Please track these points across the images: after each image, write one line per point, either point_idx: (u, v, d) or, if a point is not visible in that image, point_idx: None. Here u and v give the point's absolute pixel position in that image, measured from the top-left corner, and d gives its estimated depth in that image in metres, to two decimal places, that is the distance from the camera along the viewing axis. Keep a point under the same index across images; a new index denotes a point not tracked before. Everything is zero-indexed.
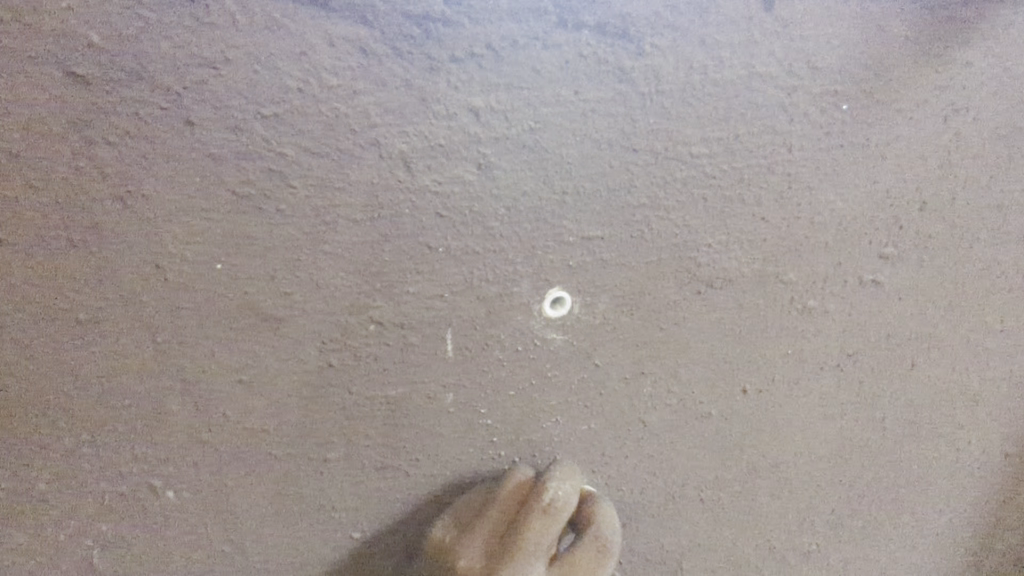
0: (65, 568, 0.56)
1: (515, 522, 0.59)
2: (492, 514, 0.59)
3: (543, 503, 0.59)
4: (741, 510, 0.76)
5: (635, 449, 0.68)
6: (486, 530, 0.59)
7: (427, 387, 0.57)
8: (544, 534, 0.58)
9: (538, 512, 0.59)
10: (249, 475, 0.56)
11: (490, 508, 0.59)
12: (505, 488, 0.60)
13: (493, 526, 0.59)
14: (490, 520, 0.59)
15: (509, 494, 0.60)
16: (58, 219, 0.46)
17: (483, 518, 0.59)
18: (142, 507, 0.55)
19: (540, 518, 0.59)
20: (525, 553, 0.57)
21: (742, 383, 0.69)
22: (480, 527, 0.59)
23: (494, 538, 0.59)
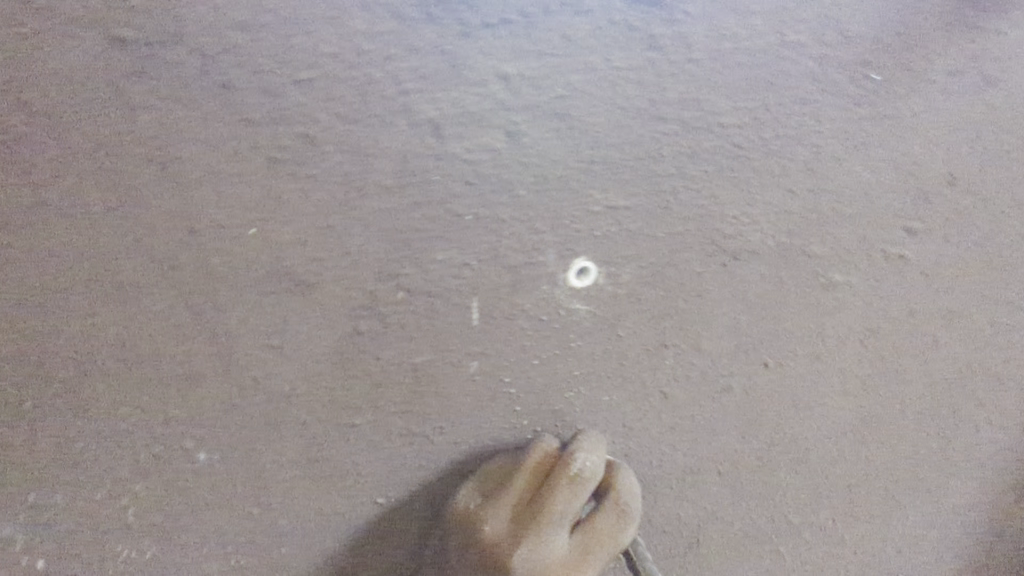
0: (96, 528, 0.57)
1: (538, 493, 0.61)
2: (517, 486, 0.61)
3: (566, 476, 0.61)
4: (759, 483, 0.77)
5: (655, 420, 0.68)
6: (510, 501, 0.61)
7: (453, 355, 0.58)
8: (567, 506, 0.61)
9: (561, 485, 0.61)
10: (278, 440, 0.57)
11: (515, 480, 0.61)
12: (529, 461, 0.61)
13: (517, 497, 0.61)
14: (514, 492, 0.61)
15: (533, 465, 0.61)
16: (91, 178, 0.46)
17: (507, 489, 0.61)
18: (174, 468, 0.56)
19: (563, 491, 0.61)
20: (548, 524, 0.60)
21: (763, 357, 0.69)
22: (504, 498, 0.60)
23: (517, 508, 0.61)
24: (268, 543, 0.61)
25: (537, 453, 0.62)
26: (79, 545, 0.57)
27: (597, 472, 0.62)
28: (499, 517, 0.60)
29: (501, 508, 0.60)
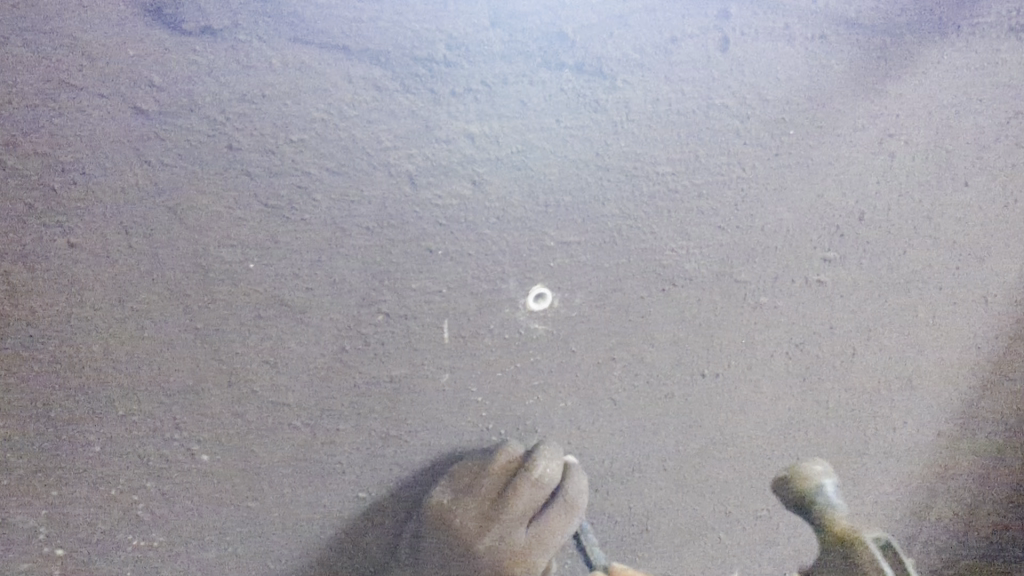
0: (110, 523, 0.64)
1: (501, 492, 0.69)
2: (484, 486, 0.69)
3: (527, 479, 0.69)
4: (699, 476, 0.87)
5: (605, 422, 0.78)
6: (478, 499, 0.69)
7: (426, 369, 0.67)
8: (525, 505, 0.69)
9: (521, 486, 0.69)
10: (273, 442, 0.65)
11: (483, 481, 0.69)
12: (496, 463, 0.70)
13: (485, 495, 0.69)
14: (482, 491, 0.69)
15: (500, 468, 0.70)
16: (110, 223, 0.53)
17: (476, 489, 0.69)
18: (181, 469, 0.64)
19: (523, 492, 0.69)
20: (509, 518, 0.69)
21: (700, 367, 0.79)
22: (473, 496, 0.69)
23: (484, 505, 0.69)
24: (263, 533, 0.69)
25: (503, 457, 0.70)
26: (93, 540, 0.64)
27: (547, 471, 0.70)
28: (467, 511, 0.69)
29: (470, 504, 0.69)
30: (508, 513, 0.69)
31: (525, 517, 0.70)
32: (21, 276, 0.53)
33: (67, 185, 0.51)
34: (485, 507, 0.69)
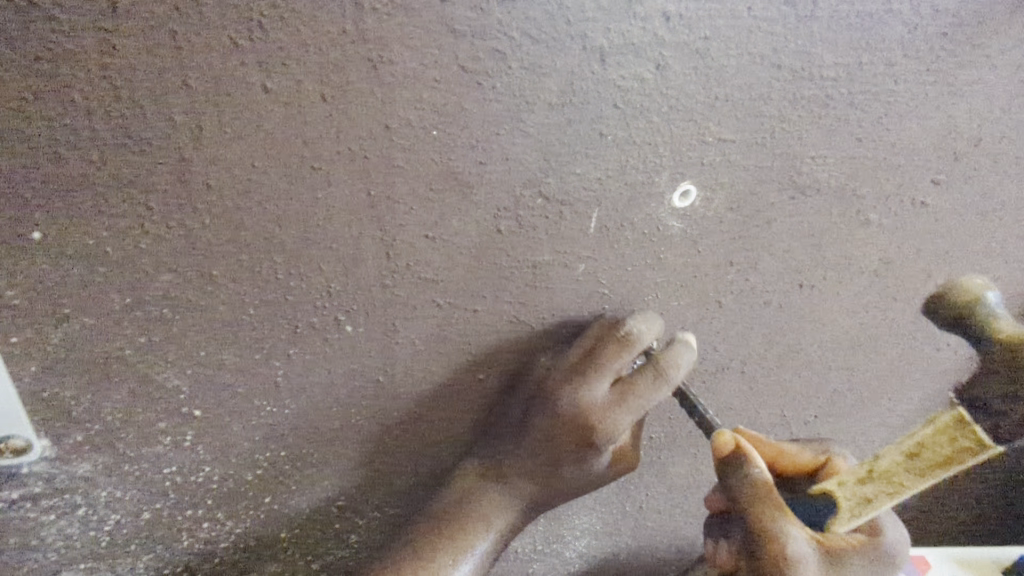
0: (247, 386, 0.63)
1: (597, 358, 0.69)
2: (604, 370, 0.68)
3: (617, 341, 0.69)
4: (769, 379, 0.93)
5: (707, 323, 0.81)
6: (596, 384, 0.69)
7: (566, 257, 0.67)
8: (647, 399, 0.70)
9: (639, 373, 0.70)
10: (413, 319, 0.65)
11: (600, 362, 0.68)
12: (612, 348, 0.69)
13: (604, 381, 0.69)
14: (600, 373, 0.69)
15: (619, 354, 0.69)
16: (310, 71, 0.49)
17: (593, 371, 0.68)
18: (324, 337, 0.63)
19: (642, 383, 0.70)
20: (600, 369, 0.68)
21: (800, 278, 0.82)
22: (590, 378, 0.68)
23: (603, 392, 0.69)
24: (386, 407, 0.71)
25: (620, 342, 0.69)
26: (230, 404, 0.64)
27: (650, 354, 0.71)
28: (587, 396, 0.68)
29: (589, 389, 0.68)
30: (631, 405, 0.69)
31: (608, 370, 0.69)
32: (212, 117, 0.49)
33: (278, 22, 0.47)
34: (603, 394, 0.69)
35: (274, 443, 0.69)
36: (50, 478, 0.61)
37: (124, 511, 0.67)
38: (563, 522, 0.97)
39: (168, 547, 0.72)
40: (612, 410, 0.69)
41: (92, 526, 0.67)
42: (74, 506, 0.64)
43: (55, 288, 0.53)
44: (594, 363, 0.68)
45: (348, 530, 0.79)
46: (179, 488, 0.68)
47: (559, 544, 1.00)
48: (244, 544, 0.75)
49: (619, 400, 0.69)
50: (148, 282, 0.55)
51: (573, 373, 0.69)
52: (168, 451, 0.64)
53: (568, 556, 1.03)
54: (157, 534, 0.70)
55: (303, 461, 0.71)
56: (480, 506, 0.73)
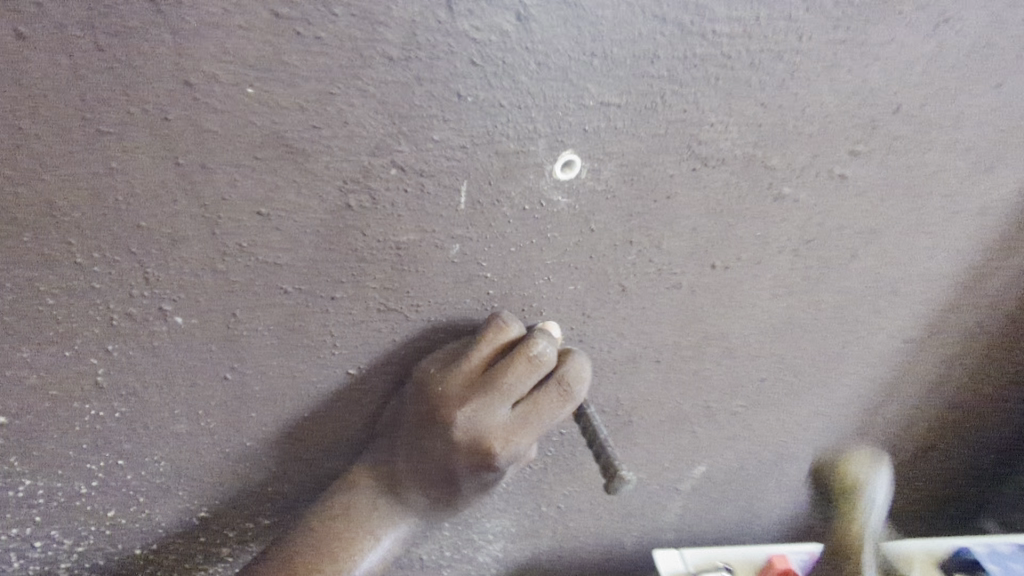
0: (63, 388, 0.56)
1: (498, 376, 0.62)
2: (507, 391, 0.62)
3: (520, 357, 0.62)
4: (687, 367, 0.87)
5: (611, 309, 0.75)
6: (497, 404, 0.62)
7: (436, 237, 0.60)
8: (551, 419, 0.64)
9: (544, 391, 0.63)
10: (258, 308, 0.58)
11: (503, 380, 0.61)
12: (517, 369, 0.62)
13: (506, 402, 0.62)
14: (503, 393, 0.62)
15: (526, 375, 0.62)
16: (75, 15, 0.41)
17: (494, 391, 0.61)
18: (149, 331, 0.55)
19: (547, 403, 0.63)
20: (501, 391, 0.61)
21: (712, 259, 0.76)
22: (491, 399, 0.61)
23: (504, 412, 0.62)
24: (242, 406, 0.64)
25: (527, 361, 0.62)
26: (42, 409, 0.56)
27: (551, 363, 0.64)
28: (484, 418, 0.61)
29: (488, 409, 0.61)
30: (533, 426, 0.63)
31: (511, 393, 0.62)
32: None
33: None
34: (505, 415, 0.62)
35: (109, 451, 0.61)
36: None
37: None
38: (473, 525, 0.91)
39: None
40: (513, 434, 0.62)
41: None
42: None
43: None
44: (495, 382, 0.61)
45: (219, 537, 0.73)
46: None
47: (471, 550, 0.94)
48: (90, 562, 0.68)
49: (520, 421, 0.62)
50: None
51: (470, 391, 0.62)
52: None
53: (483, 562, 0.96)
54: None
55: (150, 469, 0.64)
56: (362, 524, 0.66)
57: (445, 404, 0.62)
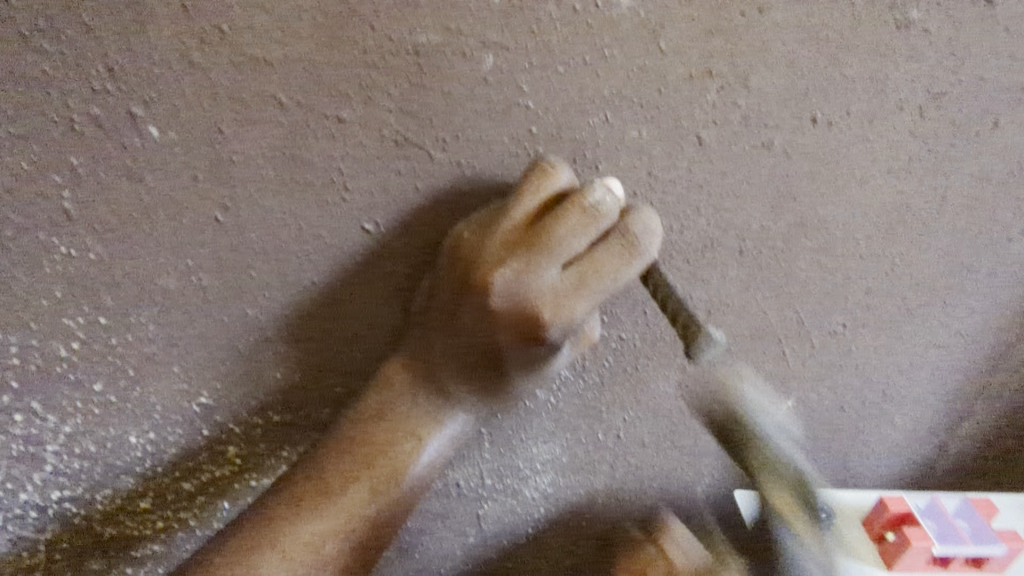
0: (30, 212, 0.48)
1: (540, 232, 0.47)
2: (555, 247, 0.47)
3: (571, 206, 0.47)
4: (776, 266, 0.72)
5: (684, 173, 0.61)
6: (542, 265, 0.47)
7: (462, 43, 0.49)
8: (615, 282, 0.48)
9: (604, 246, 0.48)
10: (249, 124, 0.48)
11: (548, 235, 0.47)
12: (568, 220, 0.47)
13: (553, 262, 0.48)
14: (550, 251, 0.47)
15: (580, 229, 0.47)
16: None
17: (538, 249, 0.47)
18: (122, 143, 0.47)
19: (609, 261, 0.47)
20: (545, 249, 0.47)
21: (813, 110, 0.61)
22: (534, 259, 0.47)
23: (552, 274, 0.48)
24: (239, 263, 0.54)
25: (582, 210, 0.47)
26: (11, 239, 0.49)
27: (614, 216, 0.48)
28: (525, 283, 0.48)
29: (531, 272, 0.47)
30: (591, 290, 0.47)
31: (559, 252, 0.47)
32: None
33: None
34: (553, 279, 0.48)
35: (89, 303, 0.53)
36: None
37: None
38: (519, 450, 0.79)
39: None
40: (564, 301, 0.48)
41: None
42: None
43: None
44: (540, 239, 0.47)
45: (224, 441, 0.63)
46: None
47: (516, 481, 0.82)
48: (80, 449, 0.60)
49: (573, 285, 0.48)
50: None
51: (509, 252, 0.48)
52: None
53: (531, 498, 0.84)
54: None
55: (138, 335, 0.56)
56: (396, 425, 0.55)
57: (477, 267, 0.49)
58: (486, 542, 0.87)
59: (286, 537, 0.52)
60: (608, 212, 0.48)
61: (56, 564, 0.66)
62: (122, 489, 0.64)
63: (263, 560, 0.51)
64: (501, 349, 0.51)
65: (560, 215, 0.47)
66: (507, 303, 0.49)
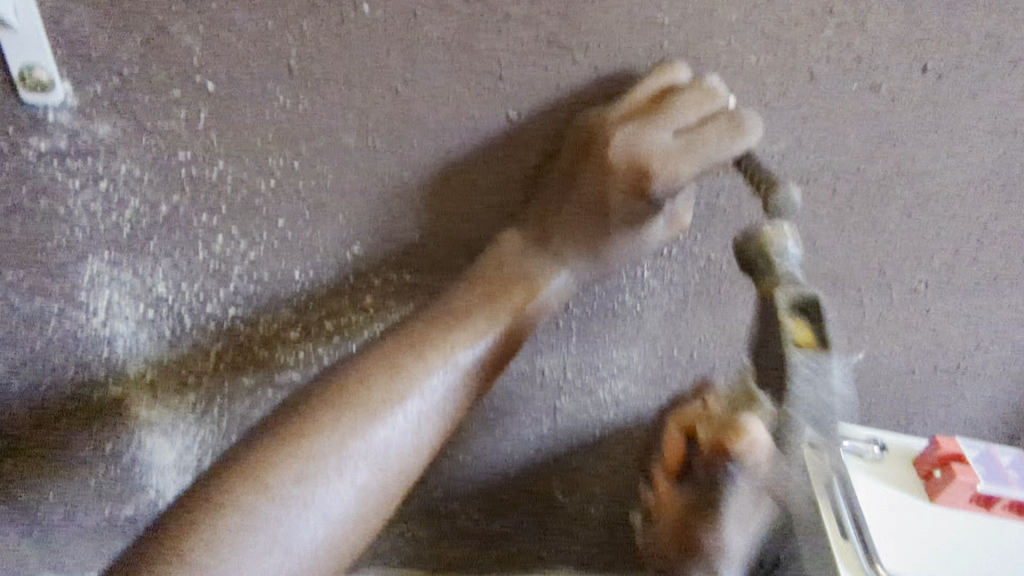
0: (262, 64, 0.62)
1: (662, 103, 0.60)
2: (672, 115, 0.59)
3: (689, 87, 0.60)
4: (867, 213, 0.77)
5: (792, 104, 0.68)
6: (659, 127, 0.59)
7: None
8: (717, 154, 0.58)
9: (712, 120, 0.58)
10: (439, 10, 0.60)
11: (670, 104, 0.59)
12: (686, 96, 0.59)
13: (668, 127, 0.59)
14: (667, 116, 0.59)
15: (696, 103, 0.59)
16: None
17: (658, 113, 0.59)
18: (341, 17, 0.60)
19: (715, 132, 0.58)
20: (664, 113, 0.59)
21: (923, 58, 0.66)
22: (654, 121, 0.59)
23: (666, 137, 0.59)
24: (407, 133, 0.66)
25: (698, 90, 0.59)
26: (244, 84, 0.63)
27: (723, 103, 0.60)
28: (643, 139, 0.59)
29: (649, 131, 0.59)
30: (696, 151, 0.58)
31: (674, 118, 0.59)
32: None
33: None
34: (666, 141, 0.59)
35: (288, 148, 0.67)
36: (74, 132, 0.64)
37: (142, 197, 0.69)
38: (601, 353, 0.88)
39: (185, 258, 0.73)
40: (672, 158, 0.58)
41: (114, 208, 0.69)
42: (97, 177, 0.67)
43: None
44: (661, 107, 0.59)
45: (362, 289, 0.76)
46: (194, 185, 0.68)
47: (593, 380, 0.91)
48: (256, 276, 0.75)
49: (681, 146, 0.58)
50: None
51: (634, 116, 0.60)
52: (183, 131, 0.65)
53: (604, 401, 0.92)
54: (173, 236, 0.71)
55: (317, 183, 0.69)
56: (510, 270, 0.65)
57: (606, 127, 0.61)
58: (558, 437, 0.96)
59: (430, 346, 0.62)
60: (719, 95, 0.59)
61: (218, 371, 0.82)
62: (280, 317, 0.78)
63: (407, 361, 0.61)
64: (610, 200, 0.62)
65: (681, 92, 0.59)
66: (623, 156, 0.60)
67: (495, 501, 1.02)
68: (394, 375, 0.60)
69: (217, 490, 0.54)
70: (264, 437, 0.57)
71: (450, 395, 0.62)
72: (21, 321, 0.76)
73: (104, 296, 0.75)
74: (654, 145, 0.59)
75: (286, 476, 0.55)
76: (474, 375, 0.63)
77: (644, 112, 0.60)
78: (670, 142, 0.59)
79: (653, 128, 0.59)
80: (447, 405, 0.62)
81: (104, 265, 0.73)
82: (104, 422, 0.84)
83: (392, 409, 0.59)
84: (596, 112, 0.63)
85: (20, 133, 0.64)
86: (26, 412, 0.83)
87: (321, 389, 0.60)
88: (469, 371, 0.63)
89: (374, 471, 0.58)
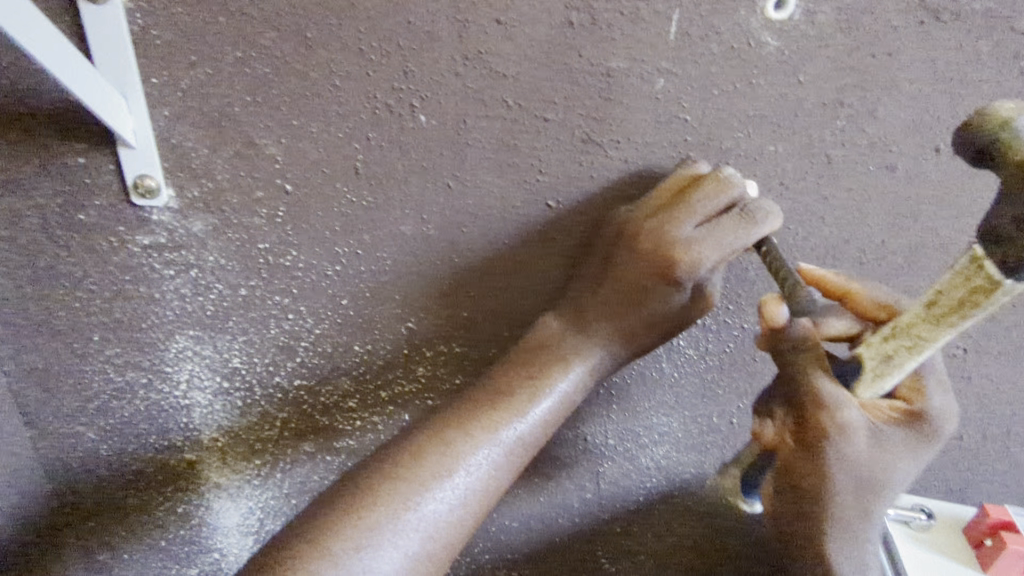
0: (333, 166, 0.71)
1: (683, 196, 0.66)
2: (693, 206, 0.65)
3: (708, 179, 0.66)
4: (896, 283, 0.79)
5: (812, 186, 0.73)
6: (682, 218, 0.65)
7: (644, 68, 0.66)
8: (736, 241, 0.63)
9: (729, 211, 0.64)
10: (486, 116, 0.69)
11: (691, 197, 0.65)
12: (706, 187, 0.65)
13: (689, 218, 0.65)
14: (688, 208, 0.65)
15: (714, 194, 0.65)
16: None
17: (678, 207, 0.65)
18: (402, 125, 0.69)
19: (731, 223, 0.64)
20: (684, 205, 0.65)
21: (936, 140, 0.71)
22: (676, 213, 0.65)
23: (688, 227, 0.65)
24: (457, 220, 0.74)
25: (714, 182, 0.65)
26: (316, 184, 0.72)
27: (740, 190, 0.66)
28: (666, 229, 0.65)
29: (672, 220, 0.65)
30: (715, 240, 0.63)
31: (696, 209, 0.65)
32: None
33: None
34: (688, 230, 0.65)
35: (352, 237, 0.75)
36: (172, 228, 0.74)
37: (225, 282, 0.77)
38: (642, 420, 0.91)
39: (258, 334, 0.81)
40: (695, 245, 0.64)
41: (202, 291, 0.78)
42: (189, 266, 0.76)
43: (186, 32, 0.65)
44: (683, 199, 0.66)
45: (416, 360, 0.83)
46: (271, 271, 0.77)
47: (635, 446, 0.93)
48: (321, 349, 0.82)
49: (704, 234, 0.63)
50: (257, 37, 0.65)
51: (659, 210, 0.67)
52: (263, 225, 0.74)
53: (647, 467, 0.95)
54: (251, 316, 0.80)
55: (377, 267, 0.77)
56: (550, 355, 0.71)
57: (635, 223, 0.68)
58: (602, 502, 0.98)
59: (473, 424, 0.67)
60: (734, 185, 0.66)
61: (284, 438, 0.88)
62: (340, 386, 0.85)
63: (453, 440, 0.66)
64: (645, 287, 0.67)
65: (699, 185, 0.66)
66: (651, 245, 0.65)
67: (542, 565, 1.04)
68: (442, 453, 0.65)
69: (287, 557, 0.58)
70: (327, 508, 0.62)
71: (493, 472, 0.66)
72: (114, 393, 0.84)
73: (187, 369, 0.83)
74: (678, 234, 0.65)
75: (348, 545, 0.59)
76: (516, 453, 0.68)
77: (668, 206, 0.67)
78: (694, 231, 0.64)
79: (677, 218, 0.65)
80: (491, 482, 0.66)
81: (189, 342, 0.81)
82: (178, 485, 0.91)
83: (441, 483, 0.64)
84: (626, 210, 0.70)
85: (130, 230, 0.74)
86: (111, 476, 0.90)
87: (377, 466, 0.65)
88: (511, 451, 0.67)
89: (425, 543, 0.62)
